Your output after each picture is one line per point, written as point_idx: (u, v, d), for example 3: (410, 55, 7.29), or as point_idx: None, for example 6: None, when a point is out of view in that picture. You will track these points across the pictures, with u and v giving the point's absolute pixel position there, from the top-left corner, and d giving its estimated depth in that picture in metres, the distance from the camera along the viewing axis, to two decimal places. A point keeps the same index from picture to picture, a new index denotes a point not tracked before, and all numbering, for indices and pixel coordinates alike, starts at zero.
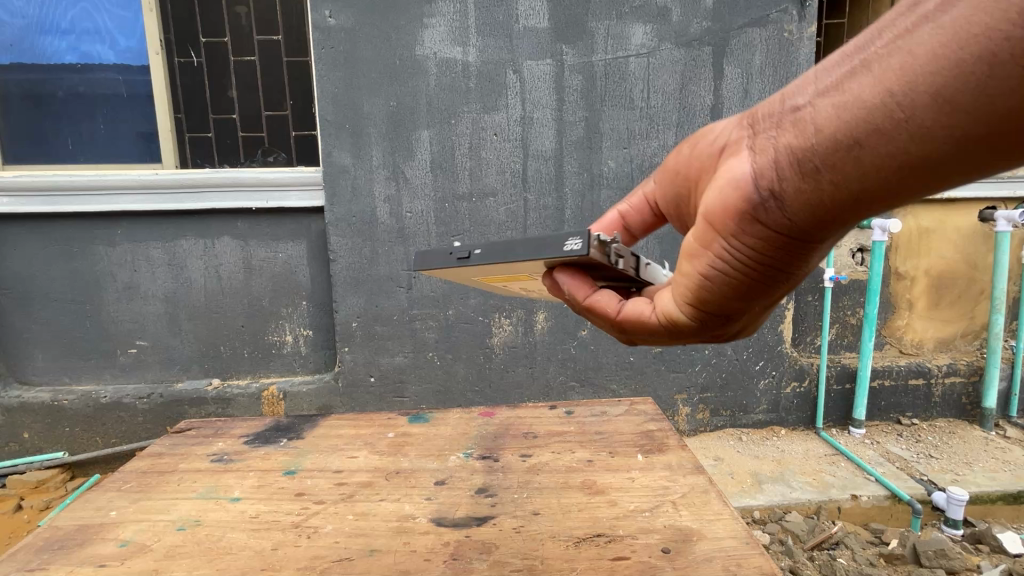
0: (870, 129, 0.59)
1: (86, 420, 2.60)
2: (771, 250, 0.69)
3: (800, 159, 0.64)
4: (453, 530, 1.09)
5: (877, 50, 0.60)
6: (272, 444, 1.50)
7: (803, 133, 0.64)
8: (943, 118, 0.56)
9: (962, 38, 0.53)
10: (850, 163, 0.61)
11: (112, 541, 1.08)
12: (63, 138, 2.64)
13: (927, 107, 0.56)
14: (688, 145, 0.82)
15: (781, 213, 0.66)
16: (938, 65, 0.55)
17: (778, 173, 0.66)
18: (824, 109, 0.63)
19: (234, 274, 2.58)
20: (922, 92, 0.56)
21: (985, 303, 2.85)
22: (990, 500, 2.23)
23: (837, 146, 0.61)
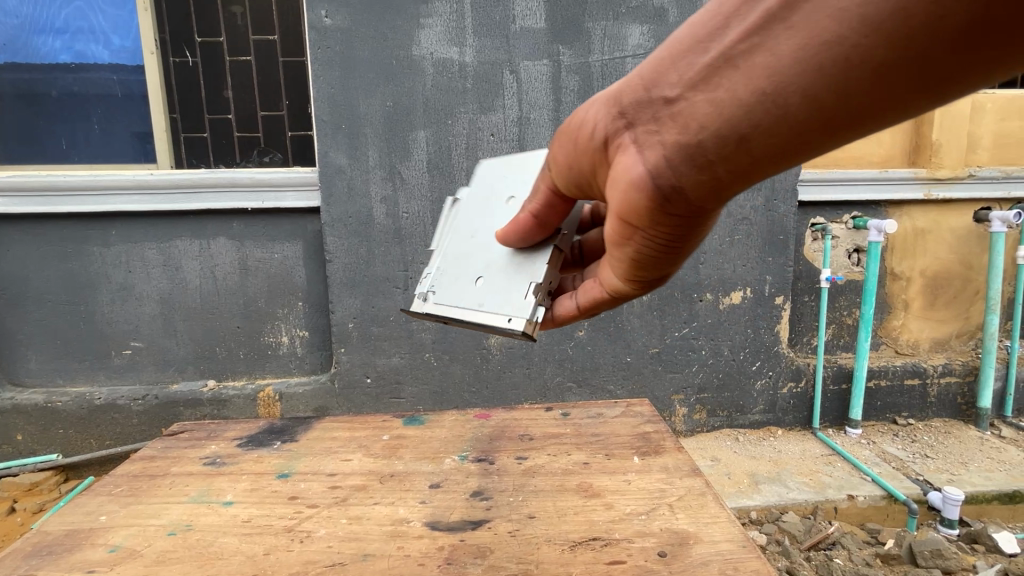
0: (749, 126, 0.56)
1: (79, 421, 2.58)
2: (681, 235, 0.69)
3: (689, 157, 0.61)
4: (448, 534, 1.08)
5: (737, 40, 0.55)
6: (266, 447, 1.49)
7: (684, 132, 0.60)
8: (815, 115, 0.53)
9: (817, 43, 0.49)
10: (737, 157, 0.59)
11: (101, 547, 1.07)
12: (55, 137, 2.61)
13: (802, 103, 0.52)
14: (567, 136, 0.75)
15: (687, 206, 0.65)
16: (801, 66, 0.51)
17: (671, 171, 0.63)
18: (702, 107, 0.58)
19: (229, 275, 2.56)
20: (794, 90, 0.52)
21: (980, 303, 2.86)
22: (985, 500, 2.23)
23: (721, 143, 0.58)
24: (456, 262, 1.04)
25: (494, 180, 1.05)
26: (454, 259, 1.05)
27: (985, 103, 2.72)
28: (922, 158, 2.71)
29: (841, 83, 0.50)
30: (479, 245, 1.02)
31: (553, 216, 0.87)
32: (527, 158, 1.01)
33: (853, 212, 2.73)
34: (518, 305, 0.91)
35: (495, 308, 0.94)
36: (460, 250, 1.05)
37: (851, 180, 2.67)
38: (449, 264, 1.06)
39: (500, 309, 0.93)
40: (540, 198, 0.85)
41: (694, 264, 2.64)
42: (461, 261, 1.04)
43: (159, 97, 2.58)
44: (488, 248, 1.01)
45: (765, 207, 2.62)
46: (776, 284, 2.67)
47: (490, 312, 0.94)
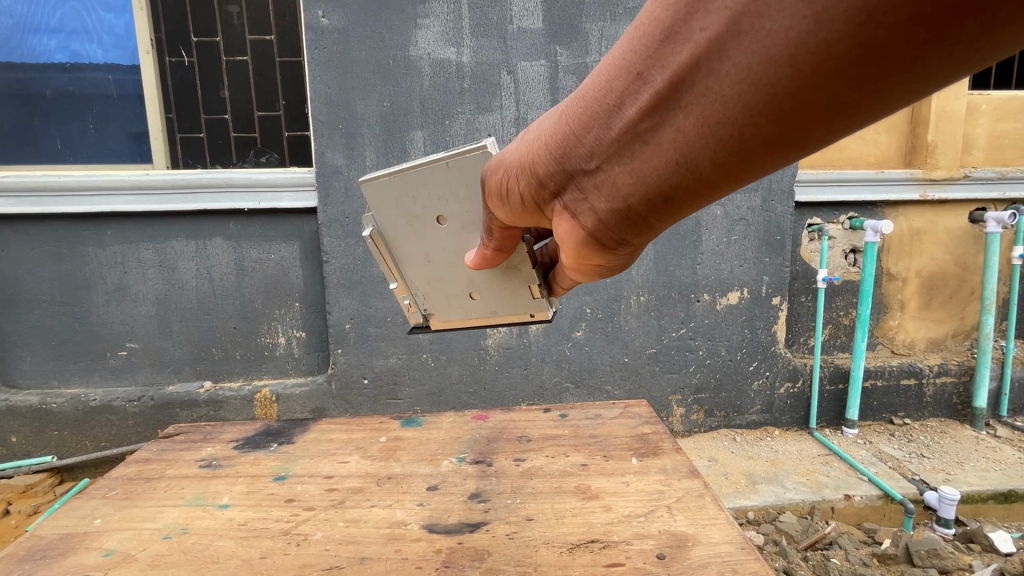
0: (671, 191, 0.54)
1: (75, 423, 2.56)
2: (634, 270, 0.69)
3: (621, 219, 0.59)
4: (446, 537, 1.07)
5: (636, 116, 0.52)
6: (262, 449, 1.48)
7: (609, 199, 0.58)
8: (728, 177, 0.51)
9: (714, 120, 0.47)
10: (667, 215, 0.57)
11: (96, 551, 1.06)
12: (49, 137, 2.59)
13: (713, 170, 0.50)
14: (498, 202, 0.71)
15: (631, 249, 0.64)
16: (705, 141, 0.48)
17: (608, 232, 0.61)
18: (619, 176, 0.56)
19: (226, 275, 2.55)
20: (701, 162, 0.50)
21: (975, 303, 2.87)
22: (981, 499, 2.24)
23: (648, 206, 0.57)
24: (433, 285, 1.00)
25: (407, 202, 0.93)
26: (429, 283, 1.00)
27: (980, 105, 2.73)
28: (918, 159, 2.71)
29: (744, 152, 0.48)
30: (444, 264, 0.97)
31: (512, 243, 0.81)
32: (425, 172, 0.90)
33: (850, 212, 2.74)
34: (529, 303, 0.95)
35: (507, 309, 0.97)
36: (427, 275, 0.99)
37: (847, 180, 2.68)
38: (426, 289, 1.01)
39: (520, 310, 0.96)
40: (497, 236, 0.79)
41: (692, 265, 2.64)
42: (436, 282, 0.99)
43: (154, 97, 2.57)
44: (456, 265, 0.96)
45: (762, 208, 2.62)
46: (773, 284, 2.68)
47: (506, 311, 0.97)
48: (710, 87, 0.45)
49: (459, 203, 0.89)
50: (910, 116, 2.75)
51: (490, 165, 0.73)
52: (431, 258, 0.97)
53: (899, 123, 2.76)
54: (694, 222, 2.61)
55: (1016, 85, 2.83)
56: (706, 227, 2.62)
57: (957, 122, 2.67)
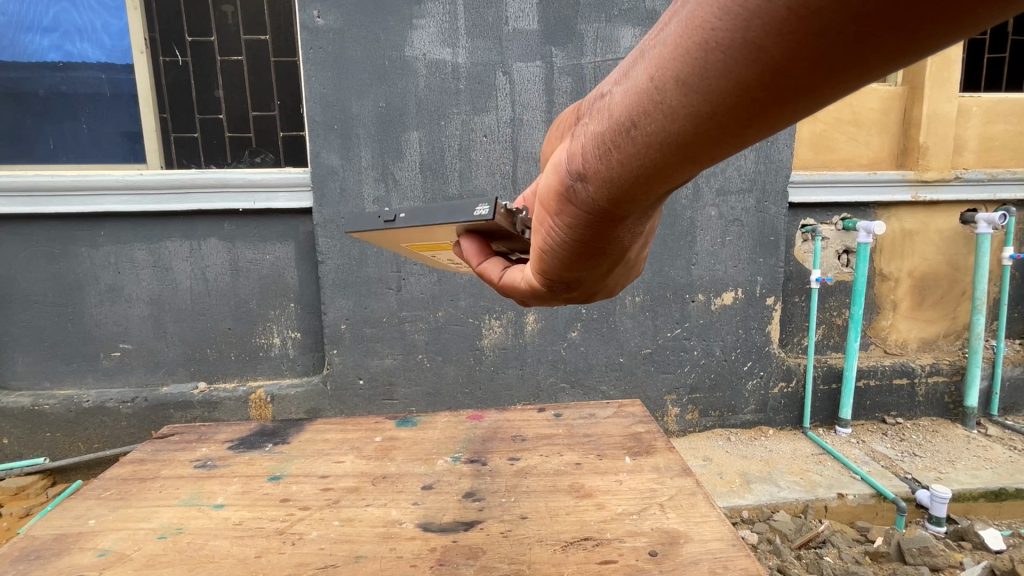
0: (638, 116, 0.52)
1: (68, 424, 2.55)
2: (590, 231, 0.66)
3: (593, 146, 0.58)
4: (441, 535, 1.08)
5: (650, 36, 0.51)
6: (258, 449, 1.48)
7: (596, 121, 0.58)
8: (685, 104, 0.47)
9: (687, 25, 0.44)
10: (624, 148, 0.54)
11: (90, 551, 1.06)
12: (41, 137, 2.57)
13: (674, 89, 0.47)
14: (551, 131, 0.76)
15: (585, 195, 0.61)
16: (675, 51, 0.46)
17: (579, 158, 0.60)
18: (614, 95, 0.56)
19: (221, 275, 2.55)
20: (665, 76, 0.47)
21: (966, 303, 2.90)
22: (971, 498, 2.26)
23: (615, 131, 0.54)
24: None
25: None
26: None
27: (971, 107, 2.76)
28: (910, 160, 2.74)
29: (703, 68, 0.44)
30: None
31: None
32: None
33: (843, 212, 2.77)
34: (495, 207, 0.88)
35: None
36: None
37: (840, 181, 2.70)
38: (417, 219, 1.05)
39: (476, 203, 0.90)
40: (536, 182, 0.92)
41: (686, 265, 2.66)
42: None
43: (148, 96, 2.56)
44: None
45: (756, 208, 2.64)
46: (767, 284, 2.70)
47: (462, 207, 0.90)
48: None
49: None
50: (902, 118, 2.78)
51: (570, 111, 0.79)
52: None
53: (892, 124, 2.79)
54: (688, 223, 2.63)
55: (1005, 88, 2.88)
56: (701, 228, 2.63)
57: (948, 123, 2.70)
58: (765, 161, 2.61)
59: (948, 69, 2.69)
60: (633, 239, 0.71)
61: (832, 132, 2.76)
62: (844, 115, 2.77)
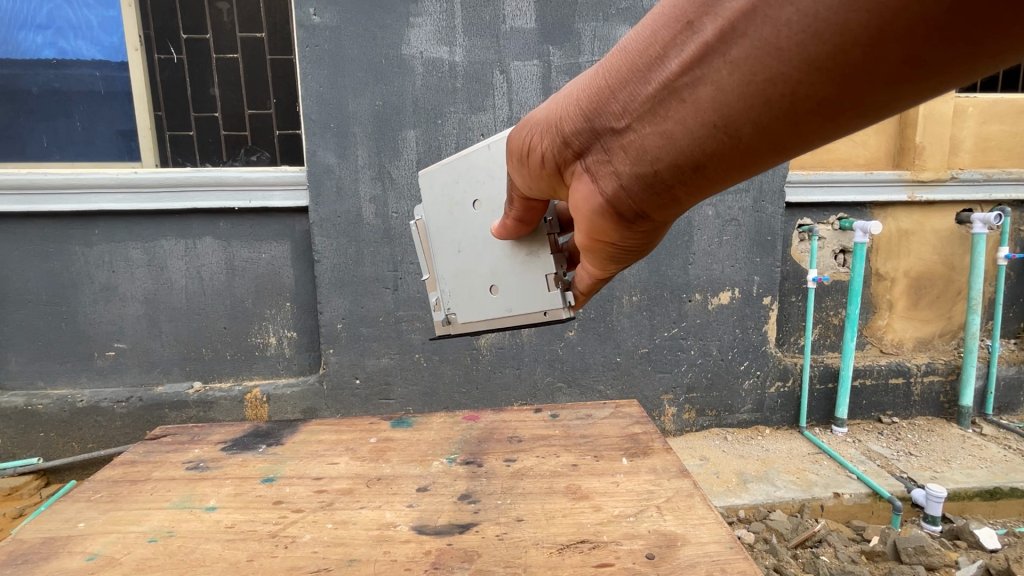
0: (703, 154, 0.57)
1: (62, 425, 2.53)
2: (651, 242, 0.73)
3: (648, 183, 0.63)
4: (435, 538, 1.07)
5: (678, 73, 0.54)
6: (251, 450, 1.47)
7: (639, 161, 0.62)
8: (766, 140, 0.53)
9: (759, 76, 0.48)
10: (695, 179, 0.60)
11: (79, 555, 1.04)
12: (35, 135, 2.55)
13: (755, 132, 0.52)
14: (521, 163, 0.76)
15: (649, 221, 0.68)
16: (748, 101, 0.50)
17: (631, 198, 0.65)
18: (650, 135, 0.59)
19: (216, 275, 2.53)
20: (740, 123, 0.52)
21: (962, 303, 2.91)
22: (967, 496, 2.27)
23: (675, 169, 0.60)
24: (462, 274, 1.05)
25: (448, 189, 1.01)
26: (459, 278, 1.06)
27: (967, 107, 2.77)
28: (906, 161, 2.75)
29: (788, 111, 0.49)
30: (472, 261, 1.03)
31: (534, 214, 0.89)
32: (467, 159, 0.96)
33: (839, 212, 2.77)
34: (547, 300, 0.96)
35: (527, 310, 0.99)
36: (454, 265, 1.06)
37: (836, 181, 2.70)
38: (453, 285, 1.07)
39: (531, 306, 0.98)
40: (518, 205, 0.87)
41: (683, 264, 2.65)
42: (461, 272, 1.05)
43: (143, 94, 2.54)
44: (484, 260, 1.01)
45: (753, 208, 2.64)
46: (764, 284, 2.70)
47: (525, 311, 1.00)
48: (759, 38, 0.47)
49: (492, 185, 0.94)
50: (898, 118, 2.79)
51: (512, 133, 0.78)
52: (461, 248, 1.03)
53: (888, 124, 2.79)
54: (686, 223, 2.62)
55: (1001, 88, 2.89)
56: (698, 227, 2.63)
57: (945, 123, 2.70)
58: None
59: None
60: None
61: None
62: None
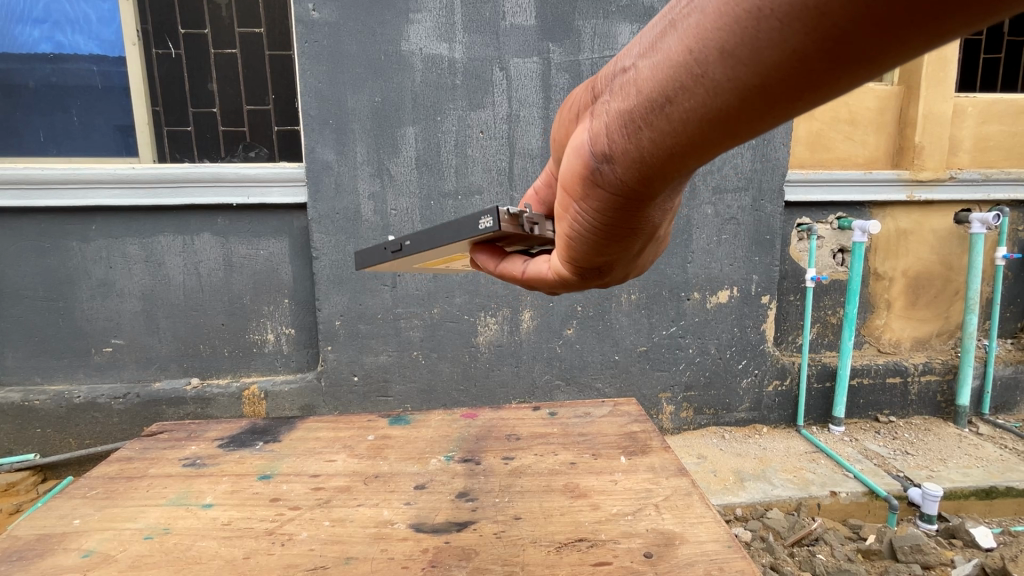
0: (679, 91, 0.53)
1: (58, 421, 2.52)
2: (617, 215, 0.67)
3: (621, 125, 0.59)
4: (433, 536, 1.06)
5: (683, 6, 0.53)
6: (248, 447, 1.46)
7: (622, 99, 0.59)
8: (731, 75, 0.48)
9: None
10: (658, 124, 0.56)
11: (74, 552, 1.03)
12: (31, 130, 2.53)
13: (719, 63, 0.48)
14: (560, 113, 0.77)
15: (612, 175, 0.63)
16: (720, 22, 0.47)
17: (607, 138, 0.61)
18: (645, 69, 0.56)
19: (213, 271, 2.52)
20: (709, 48, 0.49)
21: (959, 302, 2.91)
22: (963, 495, 2.27)
23: (648, 107, 0.56)
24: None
25: None
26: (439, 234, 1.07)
27: (966, 107, 2.77)
28: (905, 160, 2.75)
29: (755, 37, 0.45)
30: None
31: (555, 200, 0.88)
32: None
33: (838, 212, 2.77)
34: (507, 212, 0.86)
35: None
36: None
37: (835, 181, 2.70)
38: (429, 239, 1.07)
39: None
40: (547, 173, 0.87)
41: (682, 263, 2.65)
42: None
43: (141, 89, 2.53)
44: None
45: (752, 207, 2.63)
46: (762, 283, 2.70)
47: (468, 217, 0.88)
48: None
49: None
50: (897, 118, 2.79)
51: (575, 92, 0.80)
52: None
53: (887, 124, 2.79)
54: (685, 221, 2.62)
55: (1000, 88, 2.90)
56: (697, 226, 2.63)
57: (944, 123, 2.70)
58: (762, 160, 2.60)
59: (944, 68, 2.68)
60: (658, 220, 0.72)
61: (828, 132, 2.77)
62: (840, 114, 2.77)
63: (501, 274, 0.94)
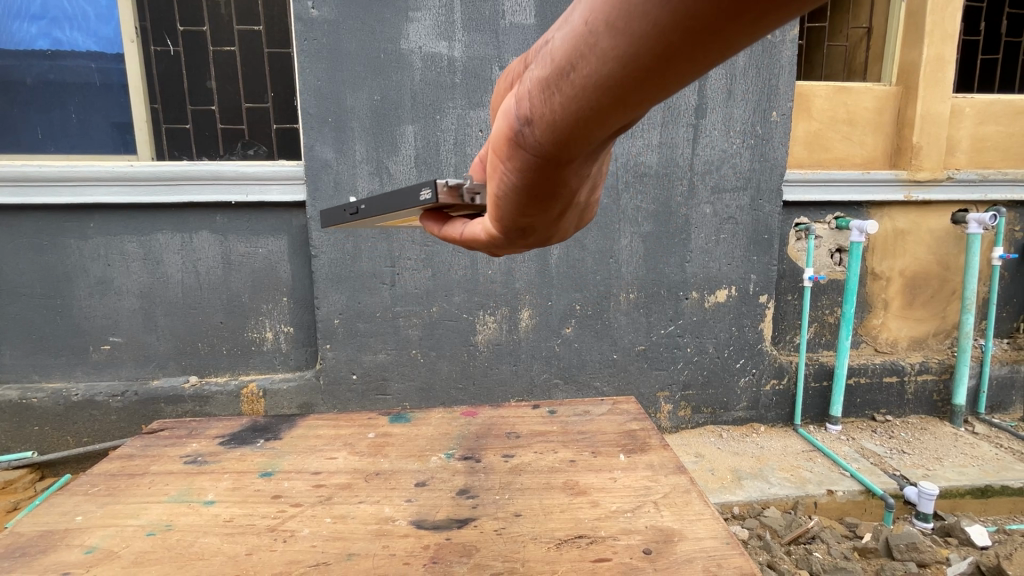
0: (585, 54, 0.42)
1: (56, 418, 2.52)
2: (538, 190, 0.57)
3: (532, 93, 0.48)
4: (434, 533, 1.07)
5: None
6: (249, 445, 1.47)
7: (537, 64, 0.49)
8: (619, 43, 0.40)
9: None
10: (561, 95, 0.46)
11: (77, 548, 1.04)
12: (30, 127, 2.52)
13: (609, 31, 0.40)
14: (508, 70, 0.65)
15: (526, 147, 0.52)
16: None
17: (520, 106, 0.51)
18: (562, 29, 0.46)
19: (212, 269, 2.52)
20: (602, 12, 0.40)
21: (956, 302, 2.93)
22: (958, 494, 2.29)
23: (552, 75, 0.46)
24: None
25: None
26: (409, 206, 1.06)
27: (964, 107, 2.78)
28: (903, 160, 2.76)
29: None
30: None
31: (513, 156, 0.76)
32: None
33: (836, 212, 2.78)
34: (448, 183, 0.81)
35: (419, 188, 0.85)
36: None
37: (833, 181, 2.71)
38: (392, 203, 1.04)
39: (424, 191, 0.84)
40: None
41: (681, 262, 2.66)
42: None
43: (139, 86, 2.52)
44: None
45: (750, 206, 2.64)
46: (760, 282, 2.71)
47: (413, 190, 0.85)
48: None
49: None
50: (895, 118, 2.80)
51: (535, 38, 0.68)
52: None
53: (885, 124, 2.80)
54: (683, 220, 2.63)
55: (998, 89, 2.93)
56: (695, 225, 2.63)
57: (941, 123, 2.72)
58: (760, 160, 2.61)
59: (942, 69, 2.69)
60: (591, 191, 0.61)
61: (827, 132, 2.78)
62: (839, 114, 2.78)
63: (445, 239, 0.83)
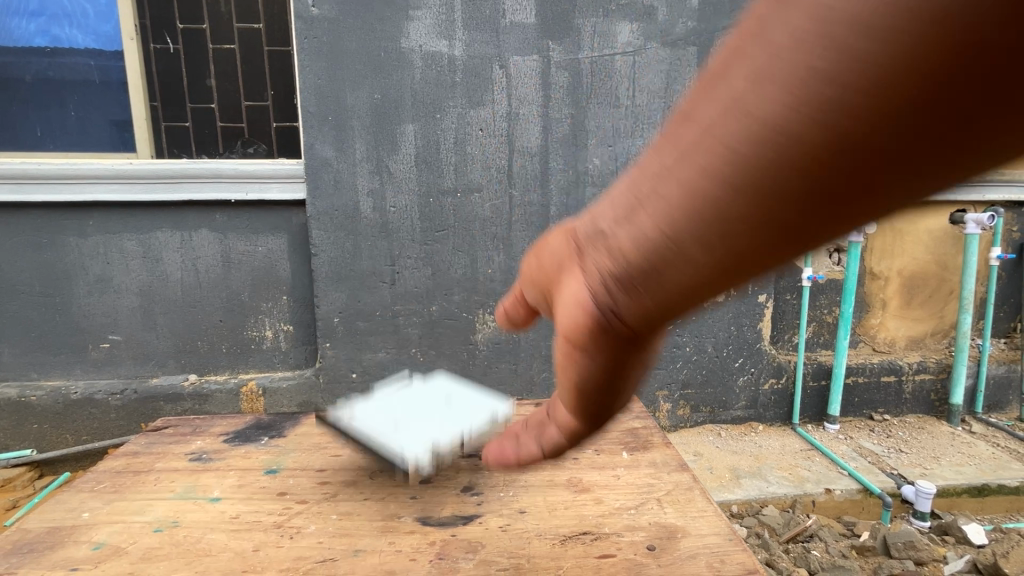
0: (679, 259, 0.45)
1: (55, 416, 2.52)
2: (618, 359, 0.58)
3: (613, 290, 0.51)
4: (439, 529, 1.08)
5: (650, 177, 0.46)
6: (253, 442, 1.48)
7: (605, 264, 0.51)
8: (717, 252, 0.43)
9: (711, 170, 0.40)
10: (652, 291, 0.48)
11: (85, 544, 1.05)
12: (30, 125, 2.52)
13: (703, 244, 0.43)
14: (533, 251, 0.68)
15: (608, 331, 0.54)
16: (697, 202, 0.42)
17: (599, 300, 0.53)
18: (630, 237, 0.49)
19: (212, 268, 2.52)
20: (685, 228, 0.43)
21: (954, 302, 2.94)
22: (955, 493, 2.30)
23: (636, 276, 0.48)
24: (420, 407, 1.35)
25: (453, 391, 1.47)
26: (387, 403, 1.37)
27: None
28: None
29: (734, 214, 0.41)
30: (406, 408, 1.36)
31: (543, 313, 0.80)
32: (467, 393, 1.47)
33: None
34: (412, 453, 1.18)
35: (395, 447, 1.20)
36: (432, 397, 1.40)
37: None
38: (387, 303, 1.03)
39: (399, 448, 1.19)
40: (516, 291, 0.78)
41: None
42: (430, 401, 1.39)
43: (139, 84, 2.52)
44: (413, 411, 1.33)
45: None
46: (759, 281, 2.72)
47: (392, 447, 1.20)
48: (723, 133, 0.39)
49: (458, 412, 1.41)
50: None
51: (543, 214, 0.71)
52: (450, 402, 1.38)
53: None
54: None
55: None
56: None
57: None
58: None
59: None
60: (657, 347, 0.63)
61: None
62: None
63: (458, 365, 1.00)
